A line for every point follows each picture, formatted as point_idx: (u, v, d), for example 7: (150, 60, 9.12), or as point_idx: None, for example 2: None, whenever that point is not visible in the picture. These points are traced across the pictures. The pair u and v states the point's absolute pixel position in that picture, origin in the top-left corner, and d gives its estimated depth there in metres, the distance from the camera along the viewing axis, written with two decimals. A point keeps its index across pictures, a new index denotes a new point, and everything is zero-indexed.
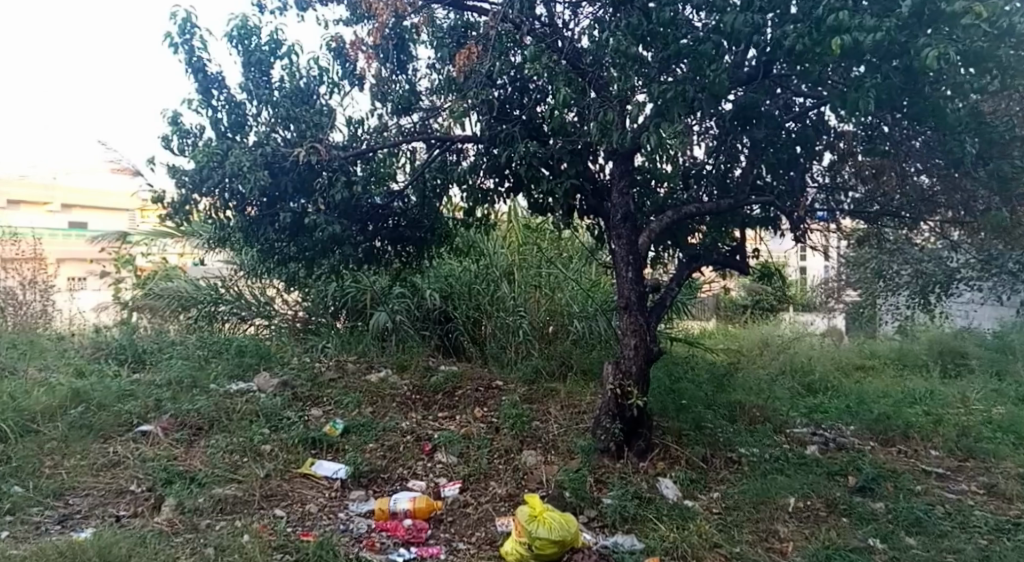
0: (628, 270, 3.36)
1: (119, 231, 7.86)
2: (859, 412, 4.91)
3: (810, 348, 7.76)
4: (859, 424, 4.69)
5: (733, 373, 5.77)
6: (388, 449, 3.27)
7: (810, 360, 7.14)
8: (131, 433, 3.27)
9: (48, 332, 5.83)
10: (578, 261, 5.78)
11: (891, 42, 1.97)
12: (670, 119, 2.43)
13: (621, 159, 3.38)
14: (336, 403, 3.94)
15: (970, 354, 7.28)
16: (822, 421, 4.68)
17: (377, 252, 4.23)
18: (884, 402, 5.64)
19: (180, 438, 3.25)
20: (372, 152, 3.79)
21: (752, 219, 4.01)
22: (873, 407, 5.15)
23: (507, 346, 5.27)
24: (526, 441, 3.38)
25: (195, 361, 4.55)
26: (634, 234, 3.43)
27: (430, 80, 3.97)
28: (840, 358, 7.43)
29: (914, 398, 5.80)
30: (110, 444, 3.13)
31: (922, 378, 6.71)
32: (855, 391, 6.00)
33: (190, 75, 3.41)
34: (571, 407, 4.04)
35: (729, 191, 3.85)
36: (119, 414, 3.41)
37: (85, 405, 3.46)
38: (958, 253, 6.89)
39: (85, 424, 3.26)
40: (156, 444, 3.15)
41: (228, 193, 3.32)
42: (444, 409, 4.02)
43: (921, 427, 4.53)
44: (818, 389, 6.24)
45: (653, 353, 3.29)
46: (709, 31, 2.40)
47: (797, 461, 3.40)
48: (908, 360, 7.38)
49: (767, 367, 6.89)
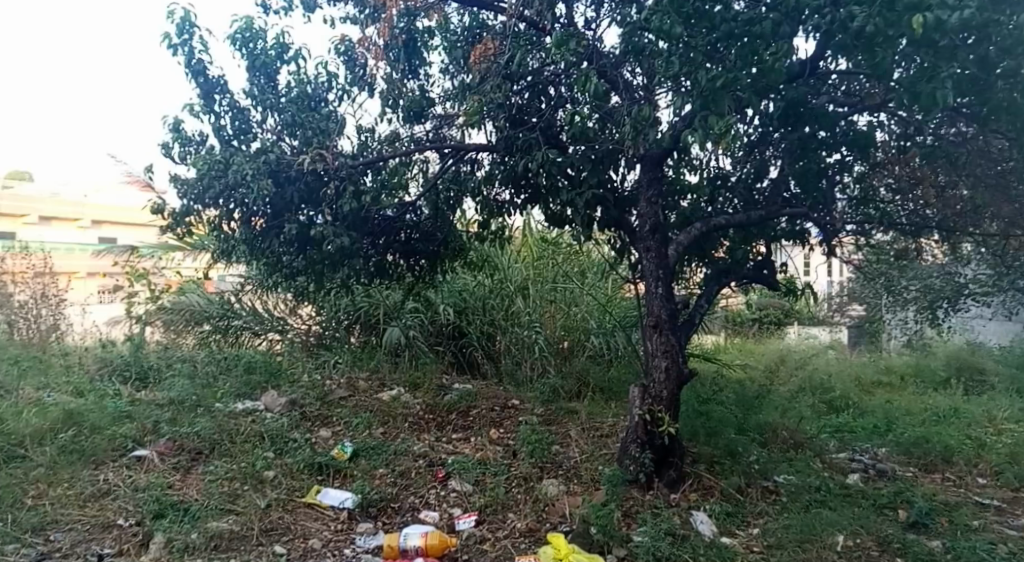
0: (658, 285, 3.14)
1: (132, 244, 7.82)
2: (886, 435, 4.65)
3: (830, 364, 7.47)
4: (888, 446, 4.42)
5: (760, 392, 5.52)
6: (400, 475, 3.08)
7: (829, 376, 6.83)
8: (125, 458, 3.12)
9: (54, 348, 5.69)
10: (592, 275, 5.61)
11: (979, 20, 1.78)
12: (718, 113, 2.24)
13: (649, 165, 3.18)
14: (346, 424, 3.75)
15: (989, 370, 6.97)
16: (849, 442, 4.41)
17: (389, 266, 4.08)
18: (912, 421, 5.36)
19: (178, 464, 3.08)
20: (382, 161, 3.67)
21: (779, 232, 3.83)
22: (901, 429, 4.87)
23: (523, 363, 5.08)
24: (546, 468, 3.16)
25: (202, 378, 4.39)
26: (664, 246, 3.22)
27: (444, 87, 3.87)
28: (857, 373, 7.13)
29: (939, 416, 5.50)
30: (100, 471, 2.97)
31: (947, 395, 6.39)
32: (879, 410, 5.70)
33: (191, 78, 3.29)
34: (593, 429, 3.82)
35: (757, 203, 3.66)
36: (113, 438, 3.23)
37: (78, 428, 3.30)
38: (967, 268, 6.65)
39: (76, 449, 3.10)
40: (151, 471, 2.99)
41: (234, 204, 3.18)
42: (458, 430, 3.83)
43: (962, 451, 4.25)
44: (839, 406, 5.95)
45: (685, 376, 3.06)
46: (762, 14, 2.22)
47: (841, 492, 3.15)
48: (926, 376, 7.05)
49: (785, 383, 6.61)
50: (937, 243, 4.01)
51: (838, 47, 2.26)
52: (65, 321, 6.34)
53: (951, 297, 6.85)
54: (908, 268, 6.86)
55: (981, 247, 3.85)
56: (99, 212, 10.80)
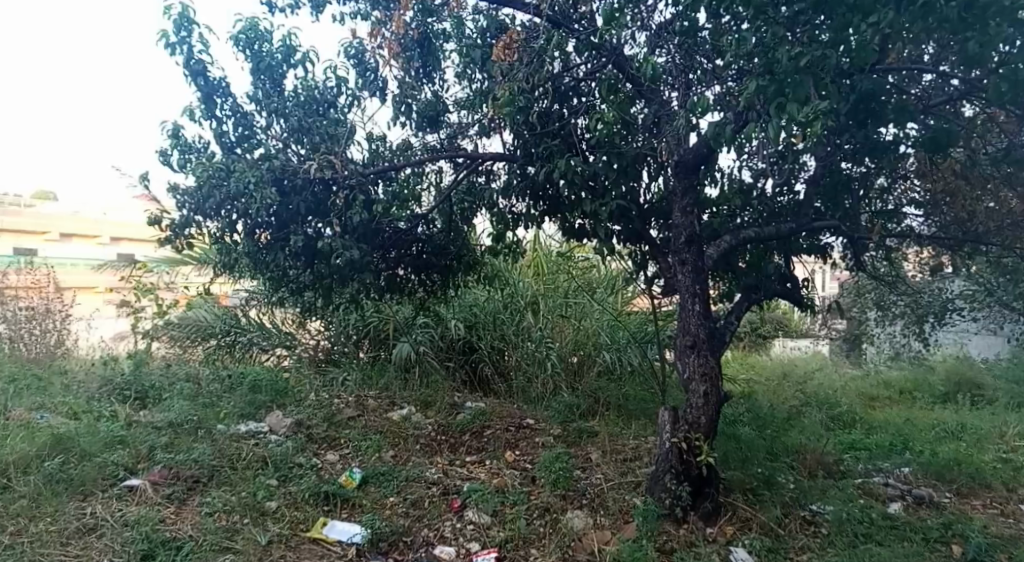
0: (695, 301, 2.94)
1: (130, 256, 7.62)
2: (904, 456, 4.43)
3: (834, 379, 7.25)
4: (912, 466, 4.16)
5: (777, 409, 5.35)
6: (412, 505, 2.86)
7: (836, 391, 6.60)
8: (116, 488, 2.90)
9: (50, 365, 5.46)
10: (604, 288, 5.43)
11: None
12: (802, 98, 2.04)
13: (683, 171, 3.14)
14: (354, 447, 3.53)
15: (988, 385, 6.77)
16: (873, 462, 4.15)
17: (400, 281, 3.93)
18: (924, 437, 5.19)
19: (172, 494, 2.87)
20: (395, 170, 3.55)
21: (804, 245, 3.74)
22: (919, 448, 4.65)
23: (534, 380, 4.85)
24: (569, 496, 2.92)
25: (201, 398, 4.19)
26: (700, 259, 3.03)
27: (460, 92, 3.77)
28: (863, 390, 6.92)
29: (948, 433, 5.33)
30: (88, 503, 2.75)
31: (953, 410, 6.23)
32: (889, 427, 5.48)
33: (190, 80, 3.14)
34: (615, 450, 3.59)
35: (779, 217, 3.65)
36: (103, 466, 3.02)
37: (66, 455, 3.09)
38: (954, 283, 6.83)
39: (64, 478, 2.88)
40: (143, 503, 2.78)
41: (238, 214, 3.01)
42: (472, 453, 3.62)
43: (995, 473, 4.03)
44: (845, 421, 5.67)
45: (723, 398, 2.85)
46: None
47: (887, 524, 2.93)
48: (925, 391, 6.91)
49: (790, 395, 6.43)
50: (961, 255, 3.88)
51: (928, 28, 2.08)
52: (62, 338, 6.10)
53: (938, 312, 6.85)
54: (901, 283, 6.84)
55: (1010, 260, 3.71)
56: (128, 229, 9.03)
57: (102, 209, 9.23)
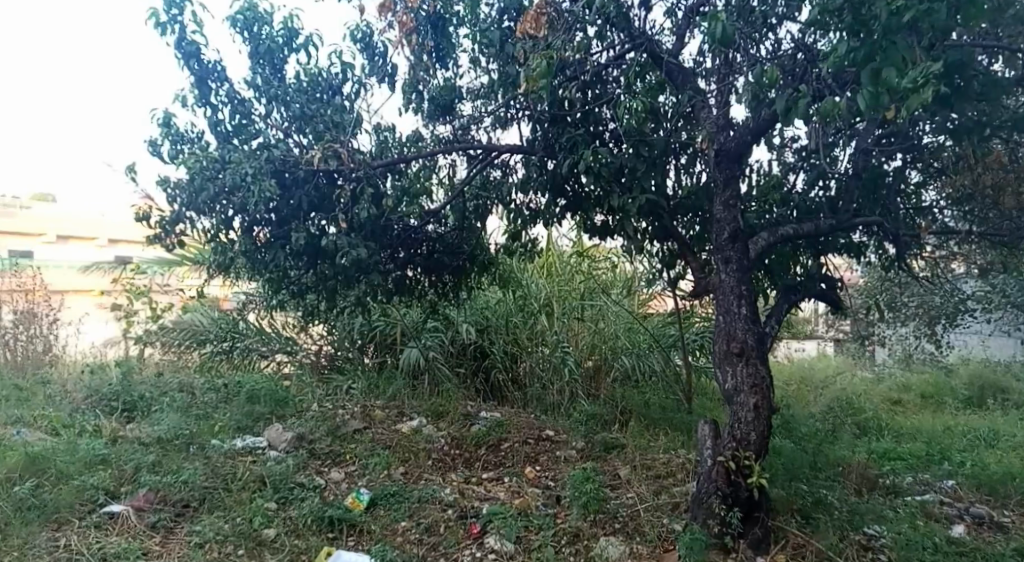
0: (740, 304, 2.67)
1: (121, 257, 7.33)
2: (944, 467, 4.13)
3: (853, 383, 6.95)
4: (956, 479, 3.85)
5: (801, 415, 5.06)
6: (427, 530, 2.58)
7: (859, 395, 6.28)
8: (96, 515, 2.62)
9: (35, 374, 5.18)
10: (620, 289, 5.17)
11: None
12: (896, 62, 1.73)
13: (726, 162, 2.89)
14: (362, 464, 3.25)
15: (1013, 389, 6.49)
16: (914, 475, 3.84)
17: (409, 282, 3.67)
18: (955, 445, 4.89)
19: (158, 522, 2.60)
20: (404, 163, 3.30)
21: (840, 242, 3.50)
22: (958, 458, 4.34)
23: (551, 387, 4.57)
24: (600, 520, 2.63)
25: (193, 411, 3.91)
26: (744, 256, 2.75)
27: (475, 79, 3.54)
28: (885, 395, 6.61)
29: (981, 440, 5.03)
30: (63, 534, 2.48)
31: (982, 416, 5.92)
32: (919, 436, 5.16)
33: (182, 63, 2.90)
34: (645, 464, 3.30)
35: (816, 213, 3.39)
36: (82, 490, 2.75)
37: (40, 479, 2.81)
38: (970, 284, 6.62)
39: (36, 505, 2.61)
40: (125, 533, 2.50)
41: (235, 209, 2.75)
42: (489, 469, 3.35)
43: None
44: (871, 428, 5.35)
45: (772, 411, 2.58)
46: None
47: (955, 551, 2.62)
48: (947, 395, 6.61)
49: (811, 400, 6.13)
50: (1009, 251, 3.60)
51: None
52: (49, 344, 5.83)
53: (951, 313, 6.68)
54: (910, 284, 6.68)
55: None
56: (123, 232, 8.82)
57: (98, 209, 8.97)
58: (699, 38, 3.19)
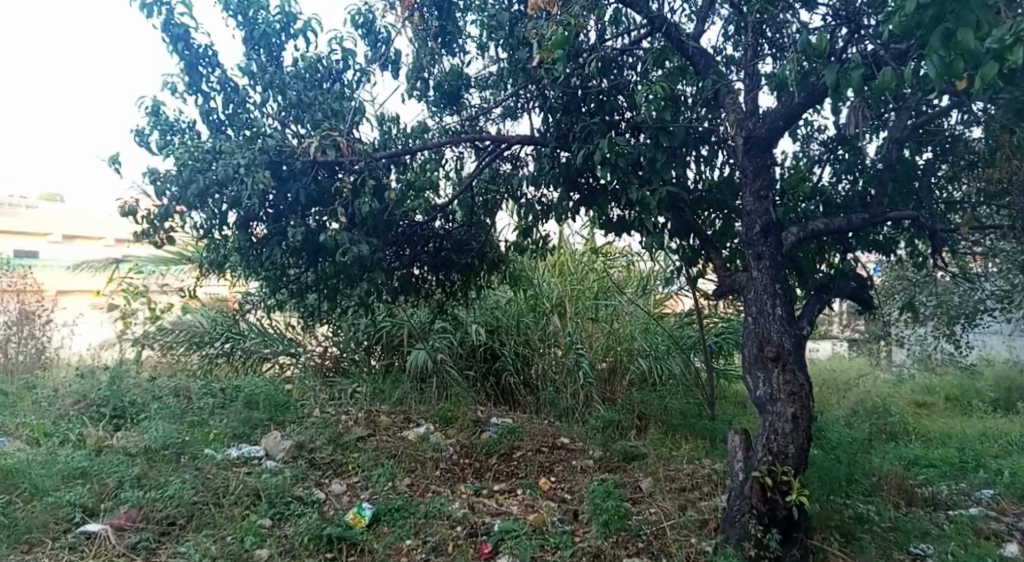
0: (775, 305, 2.45)
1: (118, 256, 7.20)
2: (981, 475, 3.86)
3: (874, 385, 6.67)
4: (997, 490, 3.58)
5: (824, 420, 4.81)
6: (433, 550, 2.38)
7: (882, 398, 6.00)
8: (70, 536, 2.45)
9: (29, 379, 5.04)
10: (635, 289, 4.95)
11: None
12: (973, 23, 1.49)
13: (755, 150, 2.66)
14: (364, 475, 3.07)
15: None
16: (952, 486, 3.57)
17: (415, 281, 3.48)
18: (989, 450, 4.61)
19: (139, 541, 2.43)
20: (409, 155, 3.11)
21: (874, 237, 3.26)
22: (994, 466, 4.06)
23: (564, 391, 4.35)
24: (623, 539, 2.42)
25: (185, 418, 3.74)
26: (778, 252, 2.53)
27: (483, 68, 3.35)
28: (909, 398, 6.32)
29: (1018, 446, 4.74)
30: (35, 557, 2.30)
31: (1014, 419, 5.62)
32: (949, 441, 4.88)
33: (172, 50, 2.73)
34: (668, 476, 3.08)
35: (851, 205, 3.16)
36: (58, 507, 2.58)
37: (15, 496, 2.64)
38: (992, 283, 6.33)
39: (7, 525, 2.43)
40: (101, 555, 2.33)
41: (228, 203, 2.57)
42: (501, 480, 3.14)
43: None
44: (898, 433, 5.07)
45: (812, 420, 2.35)
46: None
47: None
48: (973, 397, 6.31)
49: (833, 403, 5.86)
50: None
51: None
52: (45, 347, 5.70)
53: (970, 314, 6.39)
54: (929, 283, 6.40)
55: None
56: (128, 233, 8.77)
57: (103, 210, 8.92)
58: (721, 19, 2.97)
